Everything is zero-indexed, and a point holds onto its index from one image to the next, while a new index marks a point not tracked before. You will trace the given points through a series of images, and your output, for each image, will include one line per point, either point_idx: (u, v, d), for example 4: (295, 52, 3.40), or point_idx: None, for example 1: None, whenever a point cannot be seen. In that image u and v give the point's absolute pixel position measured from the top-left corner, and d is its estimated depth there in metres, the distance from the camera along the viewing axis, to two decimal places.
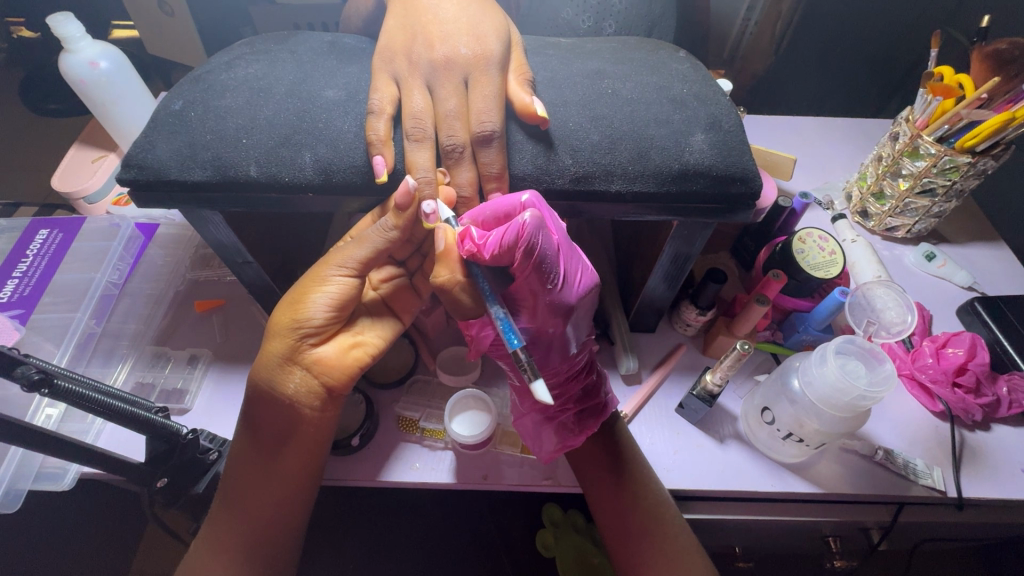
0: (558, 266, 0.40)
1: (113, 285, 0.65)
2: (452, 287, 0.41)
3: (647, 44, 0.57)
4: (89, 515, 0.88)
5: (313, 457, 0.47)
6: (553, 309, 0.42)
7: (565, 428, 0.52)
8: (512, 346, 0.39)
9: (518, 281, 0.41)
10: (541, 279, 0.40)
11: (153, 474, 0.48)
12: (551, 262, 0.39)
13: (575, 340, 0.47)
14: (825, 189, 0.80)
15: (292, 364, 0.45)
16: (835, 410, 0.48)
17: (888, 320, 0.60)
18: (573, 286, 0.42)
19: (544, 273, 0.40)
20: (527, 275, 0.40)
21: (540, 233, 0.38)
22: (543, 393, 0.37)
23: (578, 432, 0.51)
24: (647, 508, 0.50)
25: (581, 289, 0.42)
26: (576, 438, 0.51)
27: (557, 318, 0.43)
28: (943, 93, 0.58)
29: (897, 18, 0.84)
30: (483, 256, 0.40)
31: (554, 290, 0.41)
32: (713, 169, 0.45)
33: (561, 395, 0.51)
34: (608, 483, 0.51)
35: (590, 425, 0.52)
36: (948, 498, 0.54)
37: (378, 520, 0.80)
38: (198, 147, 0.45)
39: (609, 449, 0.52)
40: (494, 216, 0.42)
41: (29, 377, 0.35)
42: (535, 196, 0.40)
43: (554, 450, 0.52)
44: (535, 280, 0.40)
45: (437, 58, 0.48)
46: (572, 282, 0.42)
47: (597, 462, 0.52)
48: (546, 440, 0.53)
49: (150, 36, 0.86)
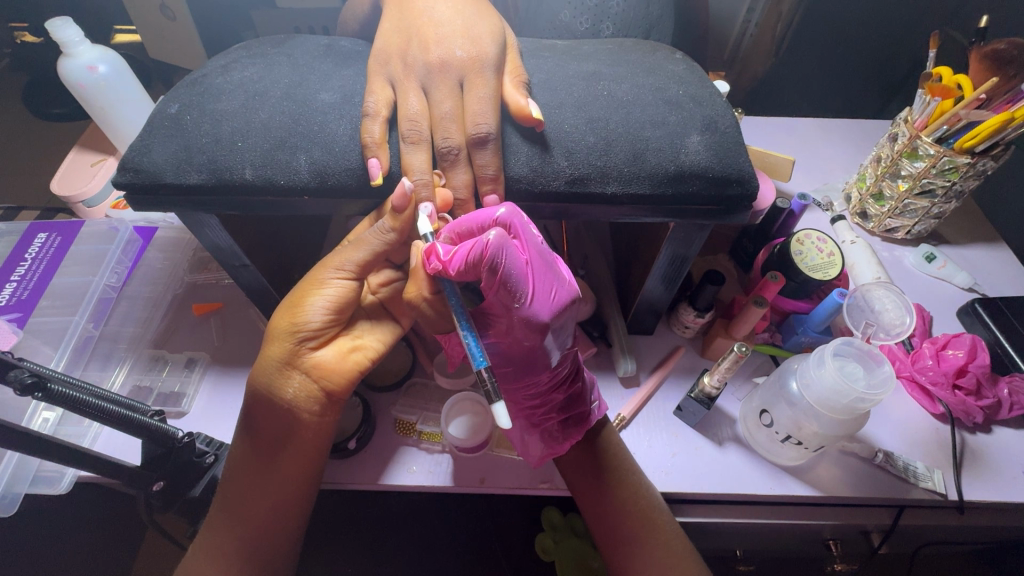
0: (524, 280, 0.39)
1: (111, 288, 0.66)
2: (417, 302, 0.43)
3: (644, 46, 0.57)
4: (89, 516, 0.88)
5: (310, 462, 0.47)
6: (527, 327, 0.40)
7: (550, 435, 0.52)
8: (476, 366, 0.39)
9: (489, 298, 0.41)
10: (507, 296, 0.39)
11: (149, 478, 0.47)
12: (516, 280, 0.38)
13: (557, 350, 0.45)
14: (824, 190, 0.80)
15: (291, 369, 0.45)
16: (834, 413, 0.48)
17: (887, 322, 0.60)
18: (546, 303, 0.40)
19: (509, 290, 0.39)
20: (493, 291, 0.39)
21: (504, 252, 0.37)
22: (504, 419, 0.37)
23: (563, 440, 0.51)
24: (639, 515, 0.49)
25: (548, 306, 0.40)
26: (559, 446, 0.51)
27: (532, 335, 0.41)
28: (942, 93, 0.57)
29: (898, 18, 0.84)
30: (448, 272, 0.40)
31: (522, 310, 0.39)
32: (707, 171, 0.45)
33: (543, 404, 0.51)
34: (598, 489, 0.51)
35: (576, 434, 0.51)
36: (950, 501, 0.54)
37: (377, 524, 0.79)
38: (193, 151, 0.45)
39: (596, 453, 0.52)
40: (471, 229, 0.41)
41: (22, 381, 0.34)
42: (510, 211, 0.39)
43: (541, 455, 0.52)
44: (501, 295, 0.39)
45: (432, 60, 0.49)
46: (542, 299, 0.40)
47: (584, 466, 0.51)
48: (533, 445, 0.53)
49: (151, 40, 0.86)
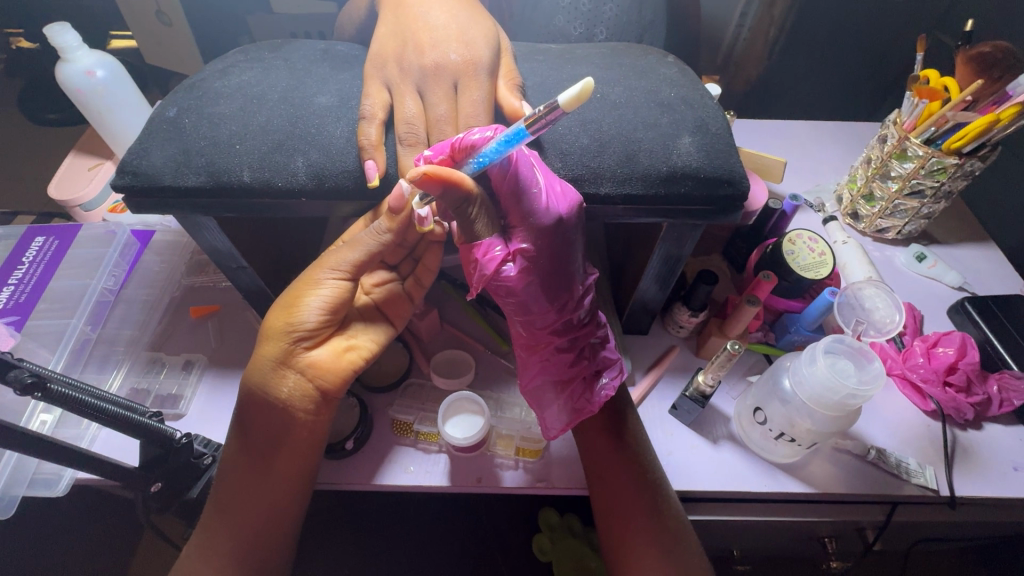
0: (534, 187, 0.43)
1: (108, 291, 0.66)
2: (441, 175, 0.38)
3: (636, 50, 0.58)
4: (84, 520, 0.88)
5: (303, 464, 0.47)
6: (547, 226, 0.43)
7: (571, 401, 0.53)
8: (524, 134, 0.39)
9: (508, 203, 0.44)
10: (526, 194, 0.43)
11: (147, 479, 0.48)
12: (527, 172, 0.43)
13: (577, 267, 0.48)
14: (816, 192, 0.81)
15: (285, 368, 0.45)
16: (825, 409, 0.49)
17: (878, 320, 0.61)
18: (559, 200, 0.43)
19: (526, 185, 0.43)
20: (506, 203, 0.44)
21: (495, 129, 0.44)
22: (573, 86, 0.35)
23: (595, 399, 0.53)
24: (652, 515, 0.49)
25: (567, 205, 0.43)
26: (590, 406, 0.52)
27: (553, 234, 0.44)
28: (930, 96, 0.58)
29: (886, 22, 0.85)
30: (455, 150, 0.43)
31: (541, 110, 0.37)
32: (700, 172, 0.45)
33: (562, 349, 0.52)
34: (614, 483, 0.51)
35: (607, 390, 0.53)
36: (942, 497, 0.54)
37: (373, 526, 0.79)
38: (191, 154, 0.45)
39: (619, 448, 0.52)
40: (452, 145, 0.43)
41: (22, 381, 0.35)
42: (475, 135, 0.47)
43: (561, 428, 0.53)
44: (516, 209, 0.44)
45: (427, 64, 0.49)
46: (554, 197, 0.43)
47: (605, 459, 0.52)
48: (552, 418, 0.54)
49: (148, 46, 0.87)
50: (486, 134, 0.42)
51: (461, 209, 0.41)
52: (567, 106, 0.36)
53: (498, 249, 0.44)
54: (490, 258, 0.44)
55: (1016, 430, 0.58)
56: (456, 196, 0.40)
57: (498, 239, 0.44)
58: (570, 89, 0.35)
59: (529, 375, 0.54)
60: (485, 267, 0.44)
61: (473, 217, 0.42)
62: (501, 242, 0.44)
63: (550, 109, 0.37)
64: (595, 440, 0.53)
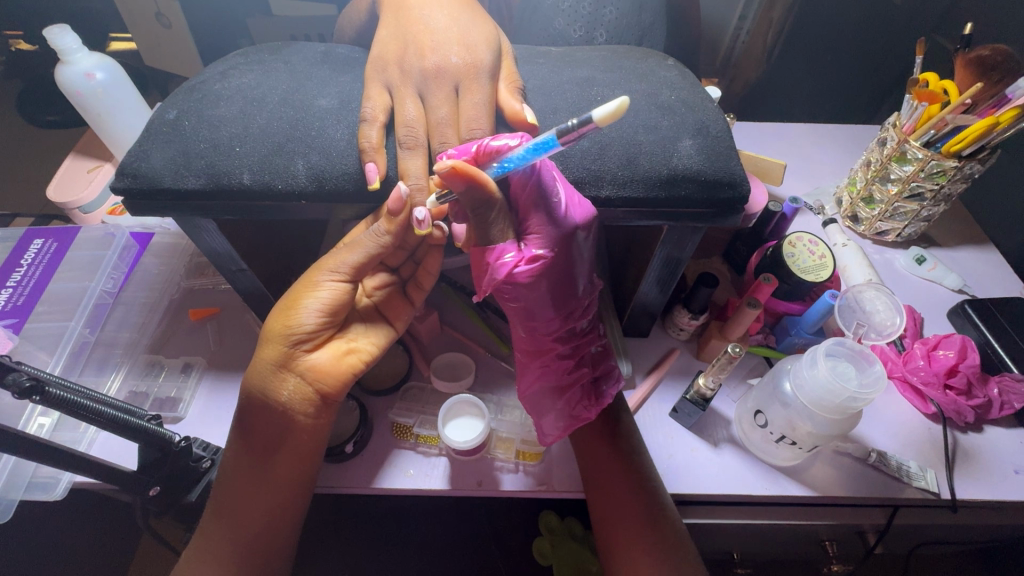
0: (554, 197, 0.43)
1: (107, 293, 0.66)
2: (465, 172, 0.39)
3: (637, 53, 0.58)
4: (82, 521, 0.88)
5: (303, 466, 0.47)
6: (562, 235, 0.43)
7: (567, 409, 0.53)
8: (553, 143, 0.38)
9: (527, 211, 0.44)
10: (545, 204, 0.43)
11: (145, 482, 0.47)
12: (551, 185, 0.44)
13: (583, 276, 0.47)
14: (815, 195, 0.81)
15: (285, 371, 0.45)
16: (827, 413, 0.48)
17: (878, 322, 0.60)
18: (577, 210, 0.43)
19: (547, 196, 0.43)
20: (524, 211, 0.45)
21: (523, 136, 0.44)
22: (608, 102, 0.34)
23: (593, 407, 0.53)
24: (653, 525, 0.48)
25: (582, 215, 0.43)
26: (587, 413, 0.53)
27: (566, 243, 0.44)
28: (929, 99, 0.58)
29: (886, 24, 0.85)
30: (480, 153, 0.43)
31: (574, 123, 0.36)
32: (700, 175, 0.45)
33: (566, 358, 0.52)
34: (616, 492, 0.50)
35: (606, 398, 0.53)
36: (943, 501, 0.54)
37: (372, 528, 0.79)
38: (191, 156, 0.45)
39: (619, 451, 0.52)
40: (476, 149, 0.43)
41: (20, 385, 0.34)
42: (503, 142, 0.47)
43: (558, 434, 0.53)
44: (534, 217, 0.44)
45: (428, 67, 0.49)
46: (573, 208, 0.43)
47: (607, 465, 0.52)
48: (549, 424, 0.54)
49: (148, 48, 0.87)
50: (513, 141, 0.42)
51: (480, 210, 0.42)
52: (601, 122, 0.35)
53: (510, 254, 0.43)
54: (502, 263, 0.43)
55: (1016, 433, 0.58)
56: (478, 196, 0.41)
57: (512, 244, 0.44)
58: (606, 105, 0.34)
59: (526, 382, 0.54)
60: (496, 271, 0.43)
61: (491, 220, 0.43)
62: (514, 248, 0.44)
63: (581, 123, 0.36)
64: (595, 446, 0.53)
